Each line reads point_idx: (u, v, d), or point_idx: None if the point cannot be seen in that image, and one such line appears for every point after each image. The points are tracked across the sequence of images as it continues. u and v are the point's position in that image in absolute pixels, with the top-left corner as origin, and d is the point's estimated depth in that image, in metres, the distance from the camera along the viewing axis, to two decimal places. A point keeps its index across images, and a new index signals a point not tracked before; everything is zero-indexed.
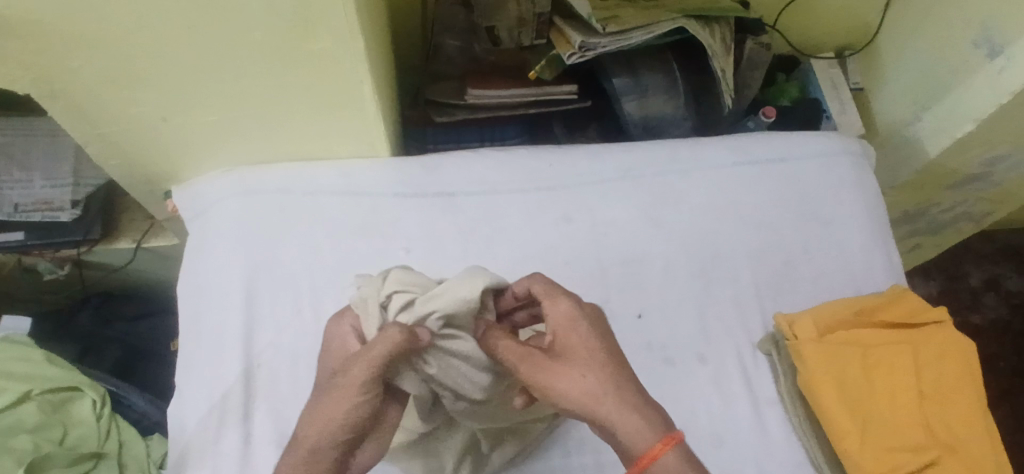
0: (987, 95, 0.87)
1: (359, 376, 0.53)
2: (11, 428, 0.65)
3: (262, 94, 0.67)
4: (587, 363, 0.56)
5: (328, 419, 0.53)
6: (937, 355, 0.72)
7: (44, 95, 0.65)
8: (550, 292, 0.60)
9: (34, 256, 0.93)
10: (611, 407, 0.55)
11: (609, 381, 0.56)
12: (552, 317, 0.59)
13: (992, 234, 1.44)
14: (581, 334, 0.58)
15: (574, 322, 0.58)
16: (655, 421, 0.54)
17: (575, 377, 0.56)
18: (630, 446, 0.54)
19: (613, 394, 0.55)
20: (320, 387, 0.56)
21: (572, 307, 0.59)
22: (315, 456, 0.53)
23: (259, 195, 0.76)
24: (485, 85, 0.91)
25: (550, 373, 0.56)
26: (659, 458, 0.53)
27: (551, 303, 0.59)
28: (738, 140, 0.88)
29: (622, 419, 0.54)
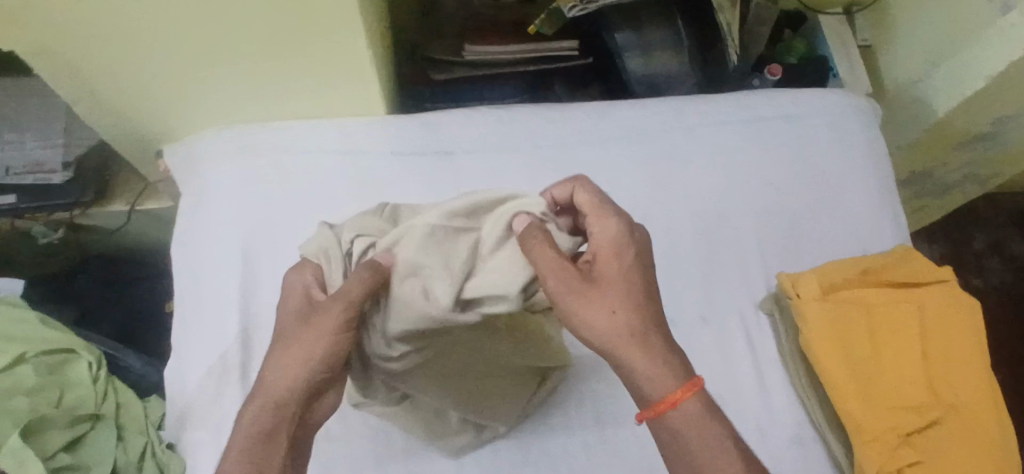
0: (999, 51, 0.84)
1: (335, 319, 0.54)
2: (9, 389, 0.65)
3: (256, 50, 0.65)
4: (623, 296, 0.55)
5: (302, 363, 0.55)
6: (942, 314, 0.71)
7: (29, 52, 0.62)
8: (601, 209, 0.58)
9: (28, 219, 0.91)
10: (637, 348, 0.55)
11: (637, 321, 0.55)
12: (603, 235, 0.57)
13: (998, 198, 1.42)
14: (624, 264, 0.56)
15: (622, 250, 0.56)
16: (677, 369, 0.55)
17: (606, 312, 0.54)
18: (651, 390, 0.55)
19: (638, 337, 0.55)
20: (288, 329, 0.56)
21: (622, 230, 0.57)
22: (288, 400, 0.55)
23: (251, 154, 0.74)
24: (484, 41, 0.90)
25: (583, 300, 0.54)
26: (678, 405, 0.55)
27: (600, 220, 0.57)
28: (744, 97, 0.85)
29: (645, 364, 0.55)
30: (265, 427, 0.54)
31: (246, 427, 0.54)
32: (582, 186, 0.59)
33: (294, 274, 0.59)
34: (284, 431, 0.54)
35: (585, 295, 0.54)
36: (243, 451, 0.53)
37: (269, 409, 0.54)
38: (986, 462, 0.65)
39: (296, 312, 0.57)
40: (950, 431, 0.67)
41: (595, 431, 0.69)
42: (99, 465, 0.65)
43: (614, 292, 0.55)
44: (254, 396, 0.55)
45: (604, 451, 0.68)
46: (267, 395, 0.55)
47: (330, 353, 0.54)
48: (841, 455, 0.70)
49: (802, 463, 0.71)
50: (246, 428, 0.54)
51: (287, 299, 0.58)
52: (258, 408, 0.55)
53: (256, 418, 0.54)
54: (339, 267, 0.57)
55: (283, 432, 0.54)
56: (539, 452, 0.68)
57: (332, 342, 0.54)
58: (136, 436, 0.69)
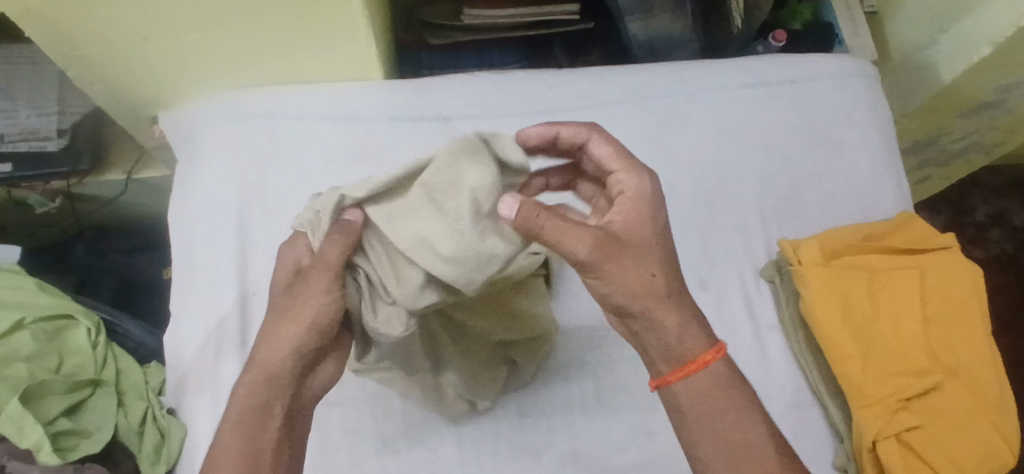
0: (1009, 15, 0.82)
1: (320, 289, 0.52)
2: (6, 357, 0.65)
3: (252, 14, 0.64)
4: (659, 255, 0.53)
5: (291, 335, 0.53)
6: (944, 278, 0.71)
7: (19, 14, 0.61)
8: (625, 161, 0.55)
9: (24, 188, 0.90)
10: (672, 308, 0.54)
11: (670, 280, 0.53)
12: (630, 187, 0.54)
13: (1001, 168, 1.41)
14: (655, 220, 0.53)
15: (654, 203, 0.53)
16: (704, 329, 0.55)
17: (645, 273, 0.52)
18: (683, 350, 0.54)
19: (672, 295, 0.54)
20: (277, 303, 0.55)
21: (646, 185, 0.54)
22: (279, 374, 0.54)
23: (249, 119, 0.74)
24: (482, 4, 0.87)
25: (619, 264, 0.51)
26: (709, 364, 0.55)
27: (625, 172, 0.54)
28: (747, 62, 0.84)
29: (678, 324, 0.54)
30: (258, 399, 0.53)
31: (239, 402, 0.54)
32: (600, 137, 0.56)
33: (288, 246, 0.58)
34: (278, 403, 0.54)
35: (620, 253, 0.51)
36: (237, 423, 0.53)
37: (259, 383, 0.54)
38: (985, 427, 0.66)
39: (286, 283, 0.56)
40: (950, 397, 0.67)
41: (594, 395, 0.69)
42: (100, 430, 0.65)
43: (647, 251, 0.52)
44: (246, 369, 0.55)
45: (603, 415, 0.69)
46: (256, 369, 0.54)
47: (317, 324, 0.53)
48: (840, 420, 0.70)
49: (801, 427, 0.71)
50: (240, 401, 0.54)
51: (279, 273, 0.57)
52: (250, 380, 0.54)
53: (249, 391, 0.54)
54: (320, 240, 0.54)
55: (277, 405, 0.54)
56: (538, 416, 0.68)
57: (324, 315, 0.53)
58: (137, 402, 0.69)
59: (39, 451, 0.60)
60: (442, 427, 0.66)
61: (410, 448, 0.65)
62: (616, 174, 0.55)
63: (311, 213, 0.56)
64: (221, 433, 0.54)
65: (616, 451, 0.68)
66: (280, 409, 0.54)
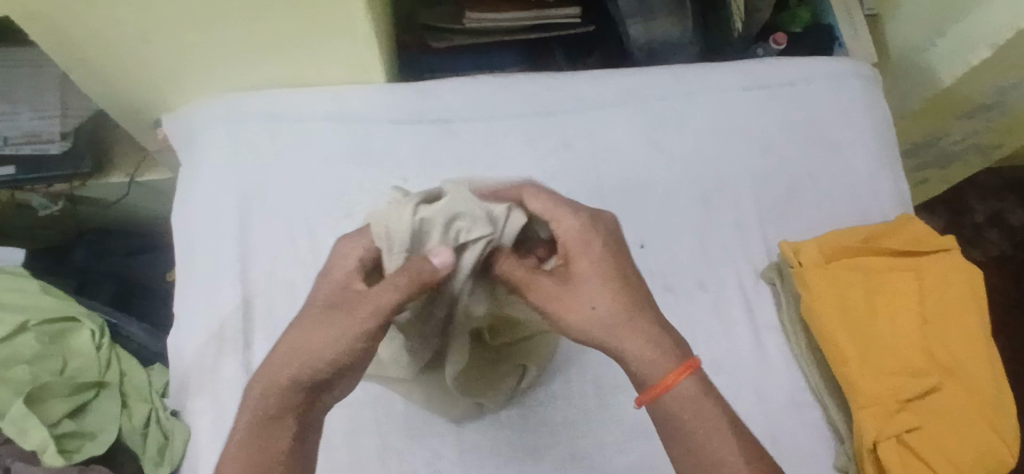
0: (1008, 16, 0.82)
1: (358, 322, 0.52)
2: (9, 358, 0.65)
3: (253, 16, 0.64)
4: (602, 290, 0.56)
5: (314, 357, 0.53)
6: (943, 280, 0.71)
7: (22, 16, 0.61)
8: (557, 206, 0.56)
9: (26, 191, 0.90)
10: (632, 333, 0.55)
11: (620, 310, 0.56)
12: (563, 230, 0.56)
13: (1000, 170, 1.41)
14: (592, 258, 0.56)
15: (589, 243, 0.56)
16: (671, 350, 0.56)
17: (586, 307, 0.55)
18: (648, 375, 0.55)
19: (625, 324, 0.55)
20: (307, 316, 0.54)
21: (580, 224, 0.56)
22: (294, 388, 0.53)
23: (251, 121, 0.74)
24: (484, 7, 0.87)
25: (562, 305, 0.55)
26: (673, 387, 0.55)
27: (558, 216, 0.56)
28: (747, 64, 0.85)
29: (640, 347, 0.55)
30: (270, 411, 0.53)
31: (250, 410, 0.54)
32: (530, 191, 0.56)
33: (343, 244, 0.56)
34: (290, 415, 0.54)
35: (564, 295, 0.55)
36: (246, 431, 0.53)
37: (272, 395, 0.53)
38: (983, 427, 0.66)
39: (328, 296, 0.54)
40: (949, 397, 0.67)
41: (594, 396, 0.70)
42: (104, 431, 0.66)
43: (588, 287, 0.56)
44: (258, 380, 0.55)
45: (603, 416, 0.69)
46: (269, 379, 0.54)
47: (342, 353, 0.52)
48: (839, 421, 0.70)
49: (800, 428, 0.71)
50: (251, 409, 0.54)
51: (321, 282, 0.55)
52: (261, 391, 0.54)
53: (261, 400, 0.54)
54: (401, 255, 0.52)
55: (288, 417, 0.54)
56: (539, 417, 0.68)
57: (352, 345, 0.52)
58: (140, 403, 0.69)
59: (44, 452, 0.61)
60: (443, 428, 0.67)
61: (411, 448, 0.65)
62: (546, 218, 0.57)
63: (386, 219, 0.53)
64: (232, 439, 0.54)
65: (616, 451, 0.68)
66: (291, 423, 0.54)
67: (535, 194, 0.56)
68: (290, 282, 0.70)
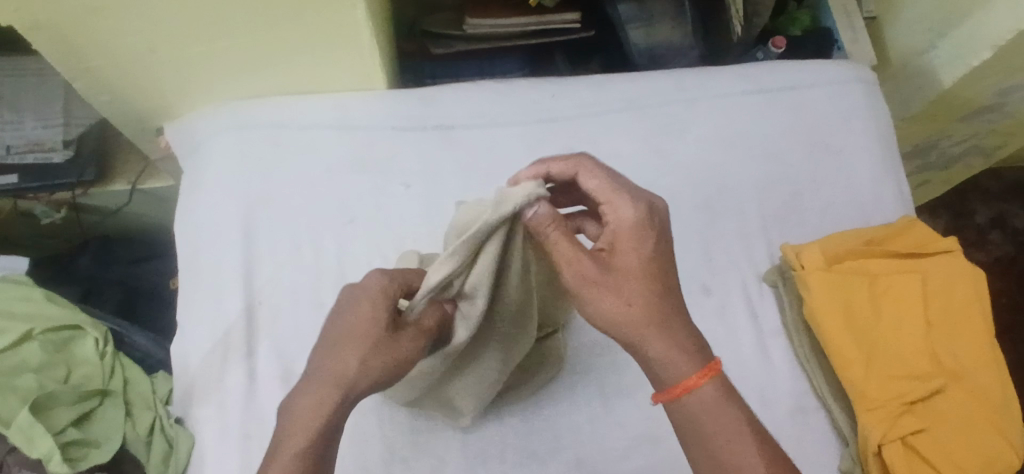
0: (1008, 18, 0.82)
1: (413, 353, 0.55)
2: (16, 368, 0.66)
3: (258, 25, 0.65)
4: (638, 288, 0.54)
5: (374, 381, 0.54)
6: (948, 283, 0.71)
7: (27, 28, 0.61)
8: (614, 192, 0.57)
9: (29, 200, 0.91)
10: (657, 335, 0.55)
11: (653, 310, 0.54)
12: (616, 217, 0.56)
13: (1000, 172, 1.42)
14: (642, 247, 0.55)
15: (640, 235, 0.55)
16: (695, 353, 0.55)
17: (622, 303, 0.54)
18: (671, 374, 0.55)
19: (656, 324, 0.54)
20: (366, 339, 0.54)
21: (638, 211, 0.56)
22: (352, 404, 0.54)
23: (255, 131, 0.74)
24: (485, 13, 0.88)
25: (595, 294, 0.54)
26: (694, 389, 0.55)
27: (613, 203, 0.56)
28: (747, 69, 0.85)
29: (663, 350, 0.55)
30: (326, 423, 0.53)
31: (304, 421, 0.53)
32: (587, 168, 0.58)
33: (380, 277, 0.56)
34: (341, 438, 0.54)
35: (599, 288, 0.54)
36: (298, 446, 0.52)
37: (331, 413, 0.53)
38: (987, 429, 0.66)
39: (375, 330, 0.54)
40: (953, 400, 0.67)
41: (599, 402, 0.70)
42: (109, 440, 0.65)
43: (631, 281, 0.54)
44: (312, 389, 0.54)
45: (608, 422, 0.69)
46: (322, 386, 0.54)
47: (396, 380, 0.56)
48: (843, 424, 0.70)
49: (805, 432, 0.71)
50: (305, 423, 0.52)
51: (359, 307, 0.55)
52: (320, 407, 0.53)
53: (316, 417, 0.53)
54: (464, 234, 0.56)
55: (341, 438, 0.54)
56: (543, 424, 0.68)
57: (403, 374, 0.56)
58: (145, 411, 0.69)
59: (50, 461, 0.61)
60: (448, 436, 0.66)
61: (416, 456, 0.65)
62: (603, 204, 0.57)
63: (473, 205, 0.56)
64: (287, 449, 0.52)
65: (621, 457, 0.68)
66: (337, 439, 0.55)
67: (591, 172, 0.57)
68: (293, 290, 0.70)
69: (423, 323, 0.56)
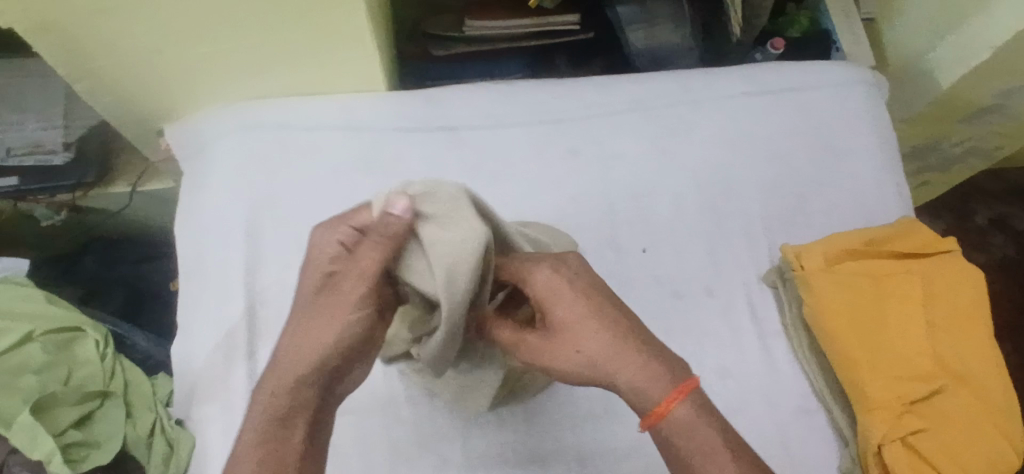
0: (1009, 20, 0.83)
1: (355, 295, 0.52)
2: (16, 369, 0.66)
3: (261, 27, 0.65)
4: (582, 336, 0.54)
5: (318, 345, 0.52)
6: (950, 284, 0.71)
7: (32, 29, 0.62)
8: (529, 260, 0.56)
9: (30, 201, 0.91)
10: (622, 366, 0.54)
11: (607, 348, 0.54)
12: (536, 284, 0.55)
13: (999, 173, 1.42)
14: (569, 300, 0.55)
15: (559, 293, 0.55)
16: (664, 373, 0.54)
17: (574, 352, 0.54)
18: (644, 404, 0.53)
19: (614, 359, 0.54)
20: (306, 306, 0.53)
21: (550, 274, 0.55)
22: (303, 381, 0.52)
23: (257, 131, 0.74)
24: (485, 15, 0.89)
25: (546, 355, 0.55)
26: (669, 414, 0.53)
27: (529, 273, 0.56)
28: (750, 70, 0.85)
29: (630, 379, 0.54)
30: (281, 410, 0.51)
31: (258, 411, 0.51)
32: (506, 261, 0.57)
33: (325, 234, 0.53)
34: (301, 414, 0.52)
35: (549, 351, 0.55)
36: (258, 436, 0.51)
37: (285, 391, 0.51)
38: (989, 428, 0.66)
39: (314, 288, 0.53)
40: (955, 400, 0.67)
41: (601, 403, 0.70)
42: (109, 441, 0.66)
43: (572, 333, 0.54)
44: (266, 378, 0.52)
45: (611, 422, 0.69)
46: (278, 373, 0.52)
47: (348, 340, 0.52)
48: (845, 424, 0.71)
49: (808, 432, 0.71)
50: (262, 411, 0.51)
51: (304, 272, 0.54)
52: (270, 392, 0.51)
53: (272, 399, 0.51)
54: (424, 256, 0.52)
55: (300, 418, 0.52)
56: (546, 424, 0.68)
57: (353, 328, 0.52)
58: (145, 412, 0.69)
59: (50, 462, 0.61)
60: (450, 436, 0.66)
61: (419, 457, 0.65)
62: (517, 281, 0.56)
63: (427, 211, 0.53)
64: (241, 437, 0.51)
65: (623, 457, 0.68)
66: (303, 424, 0.52)
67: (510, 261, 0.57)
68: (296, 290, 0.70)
69: (359, 257, 0.51)
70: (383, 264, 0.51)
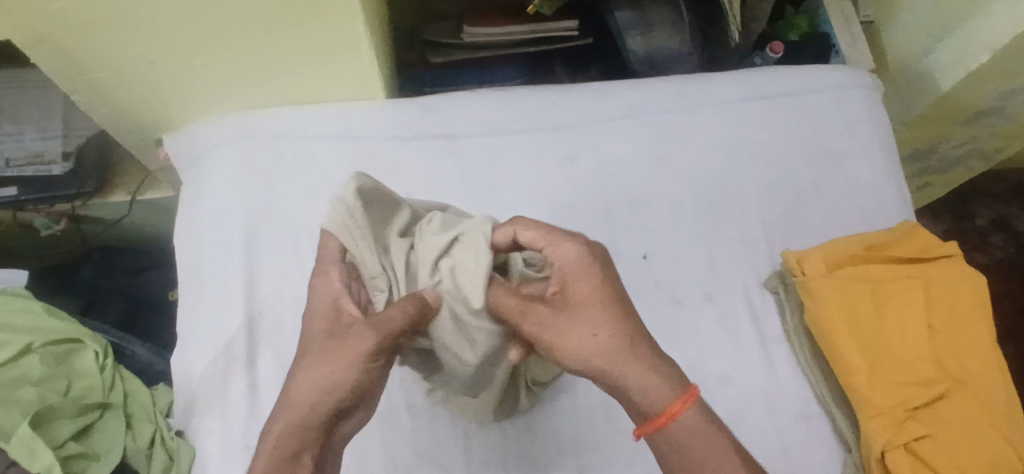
0: (1009, 22, 0.83)
1: (367, 345, 0.51)
2: (15, 381, 0.65)
3: (259, 37, 0.65)
4: (602, 317, 0.53)
5: (323, 388, 0.51)
6: (949, 289, 0.71)
7: (28, 41, 0.62)
8: (554, 235, 0.55)
9: (30, 211, 0.91)
10: (631, 363, 0.53)
11: (622, 336, 0.53)
12: (561, 261, 0.55)
13: (1001, 174, 1.42)
14: (592, 280, 0.54)
15: (585, 271, 0.54)
16: (672, 378, 0.53)
17: (589, 334, 0.52)
18: (650, 405, 0.53)
19: (628, 351, 0.53)
20: (314, 347, 0.53)
21: (582, 251, 0.55)
22: (310, 421, 0.51)
23: (254, 141, 0.74)
24: (483, 23, 0.89)
25: (560, 331, 0.52)
26: (678, 415, 0.53)
27: (556, 247, 0.55)
28: (748, 75, 0.85)
29: (641, 376, 0.53)
30: (290, 450, 0.51)
31: (269, 449, 0.51)
32: (566, 246, 0.55)
33: (320, 279, 0.56)
34: (309, 452, 0.51)
35: (563, 325, 0.53)
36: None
37: (291, 431, 0.51)
38: (992, 434, 0.66)
39: (325, 330, 0.53)
40: (957, 406, 0.67)
41: (602, 410, 0.69)
42: (110, 453, 0.66)
43: (586, 314, 0.53)
44: (278, 419, 0.52)
45: (612, 430, 0.69)
46: (288, 416, 0.51)
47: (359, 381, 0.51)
48: (847, 430, 0.70)
49: (808, 439, 0.71)
50: (268, 452, 0.51)
51: (317, 319, 0.54)
52: (279, 431, 0.51)
53: (279, 444, 0.51)
54: (359, 244, 0.54)
55: (307, 455, 0.51)
56: (547, 432, 0.68)
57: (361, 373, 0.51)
58: (146, 423, 0.69)
59: None
60: (451, 446, 0.66)
61: (419, 467, 0.65)
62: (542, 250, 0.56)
63: (347, 207, 0.53)
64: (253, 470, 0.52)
65: (624, 466, 0.68)
66: (310, 462, 0.51)
67: (564, 249, 0.55)
68: (294, 299, 0.70)
69: (382, 315, 0.51)
70: (403, 324, 0.51)
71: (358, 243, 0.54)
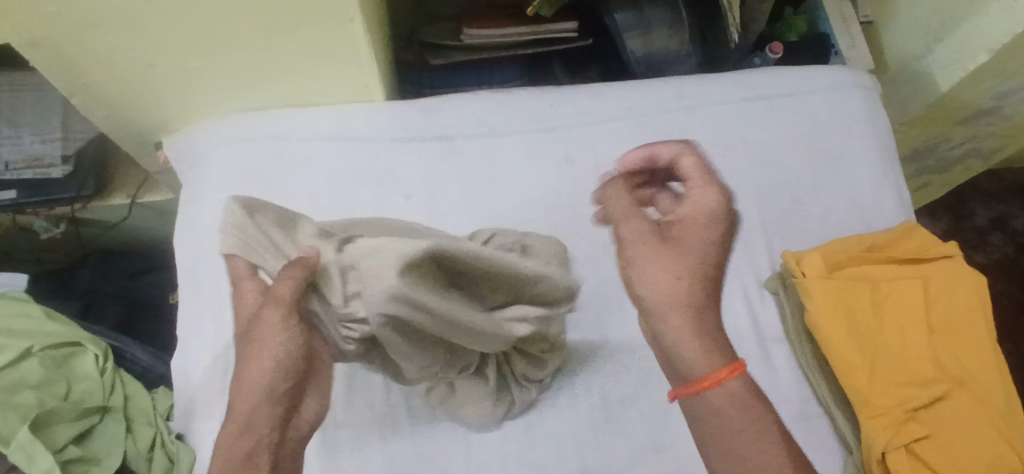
0: (1007, 22, 0.83)
1: (274, 324, 0.56)
2: (14, 385, 0.65)
3: (256, 36, 0.64)
4: (686, 264, 0.69)
5: (265, 368, 0.59)
6: (948, 289, 0.71)
7: (25, 44, 0.61)
8: (705, 181, 0.75)
9: (28, 214, 0.91)
10: (683, 320, 0.69)
11: (690, 288, 0.69)
12: (694, 201, 0.73)
13: (1000, 173, 1.42)
14: (704, 234, 0.72)
15: (702, 223, 0.72)
16: (719, 355, 0.70)
17: (670, 275, 0.68)
18: (690, 370, 0.69)
19: (687, 306, 0.69)
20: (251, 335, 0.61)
21: (711, 207, 0.73)
22: (263, 396, 0.60)
23: (252, 144, 0.74)
24: (483, 24, 0.89)
25: (651, 256, 0.70)
26: (716, 385, 0.69)
27: (701, 187, 0.74)
28: (741, 74, 0.85)
29: (689, 341, 0.69)
30: (253, 424, 0.61)
31: (239, 416, 0.62)
32: (706, 194, 0.74)
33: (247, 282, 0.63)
34: (270, 423, 0.61)
35: (658, 252, 0.69)
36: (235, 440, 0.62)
37: (256, 404, 0.61)
38: (991, 432, 0.66)
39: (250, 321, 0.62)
40: (956, 406, 0.67)
41: (602, 411, 0.69)
42: (110, 456, 0.66)
43: (678, 257, 0.69)
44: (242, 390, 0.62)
45: (612, 431, 0.69)
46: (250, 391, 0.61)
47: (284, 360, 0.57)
48: (846, 430, 0.70)
49: (808, 439, 0.71)
50: (238, 422, 0.62)
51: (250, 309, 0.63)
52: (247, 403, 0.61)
53: (247, 416, 0.61)
54: (257, 247, 0.58)
55: (263, 427, 0.61)
56: (547, 433, 0.68)
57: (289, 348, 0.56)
58: (145, 427, 0.69)
59: None
60: (450, 447, 0.66)
61: (418, 468, 0.65)
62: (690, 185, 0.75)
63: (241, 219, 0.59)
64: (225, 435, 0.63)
65: (623, 467, 0.68)
66: (268, 436, 0.61)
67: (699, 197, 0.74)
68: None
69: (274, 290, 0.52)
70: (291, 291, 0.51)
71: (256, 248, 0.58)
